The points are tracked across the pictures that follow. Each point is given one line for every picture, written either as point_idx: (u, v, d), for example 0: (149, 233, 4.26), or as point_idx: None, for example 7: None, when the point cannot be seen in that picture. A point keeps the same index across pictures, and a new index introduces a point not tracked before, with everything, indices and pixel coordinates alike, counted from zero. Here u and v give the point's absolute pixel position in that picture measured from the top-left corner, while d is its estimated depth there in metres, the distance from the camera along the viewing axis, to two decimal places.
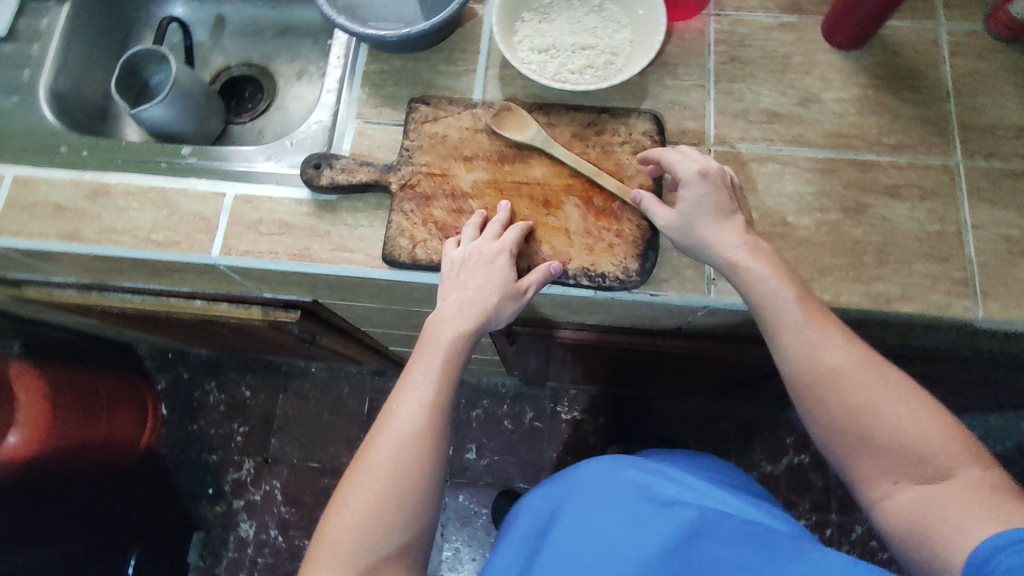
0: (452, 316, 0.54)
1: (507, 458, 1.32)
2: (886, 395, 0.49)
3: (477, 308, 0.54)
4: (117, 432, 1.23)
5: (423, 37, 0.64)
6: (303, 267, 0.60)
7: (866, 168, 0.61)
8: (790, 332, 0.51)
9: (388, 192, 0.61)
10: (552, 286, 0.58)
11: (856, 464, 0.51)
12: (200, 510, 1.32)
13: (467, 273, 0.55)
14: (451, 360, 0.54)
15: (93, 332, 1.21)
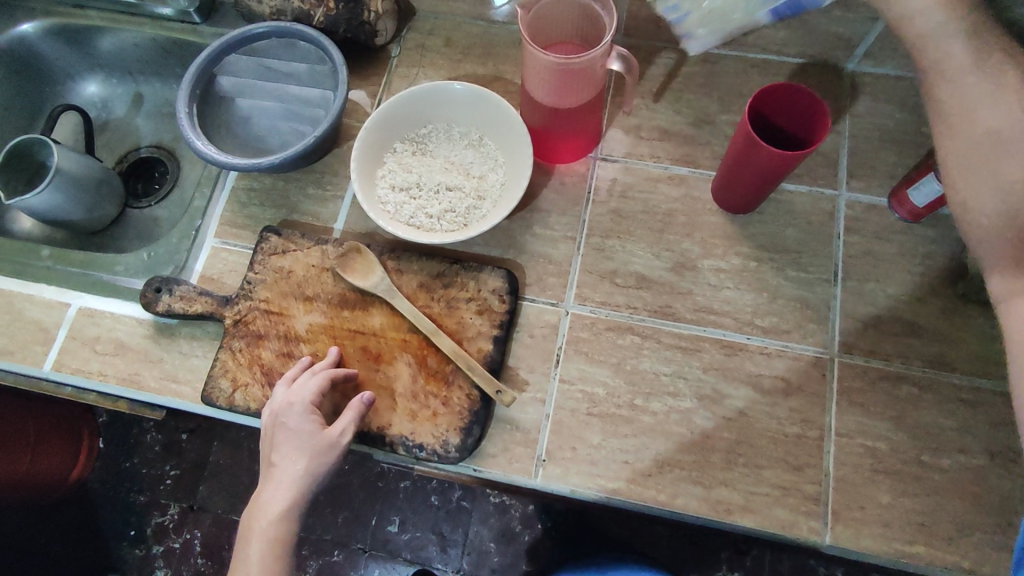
0: (267, 500, 0.50)
1: (428, 535, 1.24)
2: None
3: (288, 484, 0.50)
4: (44, 465, 1.23)
5: (290, 162, 0.62)
6: (130, 393, 0.58)
7: (731, 352, 0.55)
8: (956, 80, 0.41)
9: (223, 324, 0.58)
10: (372, 448, 0.55)
11: (994, 243, 0.40)
12: (120, 551, 1.32)
13: (274, 449, 0.50)
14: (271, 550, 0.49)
15: None
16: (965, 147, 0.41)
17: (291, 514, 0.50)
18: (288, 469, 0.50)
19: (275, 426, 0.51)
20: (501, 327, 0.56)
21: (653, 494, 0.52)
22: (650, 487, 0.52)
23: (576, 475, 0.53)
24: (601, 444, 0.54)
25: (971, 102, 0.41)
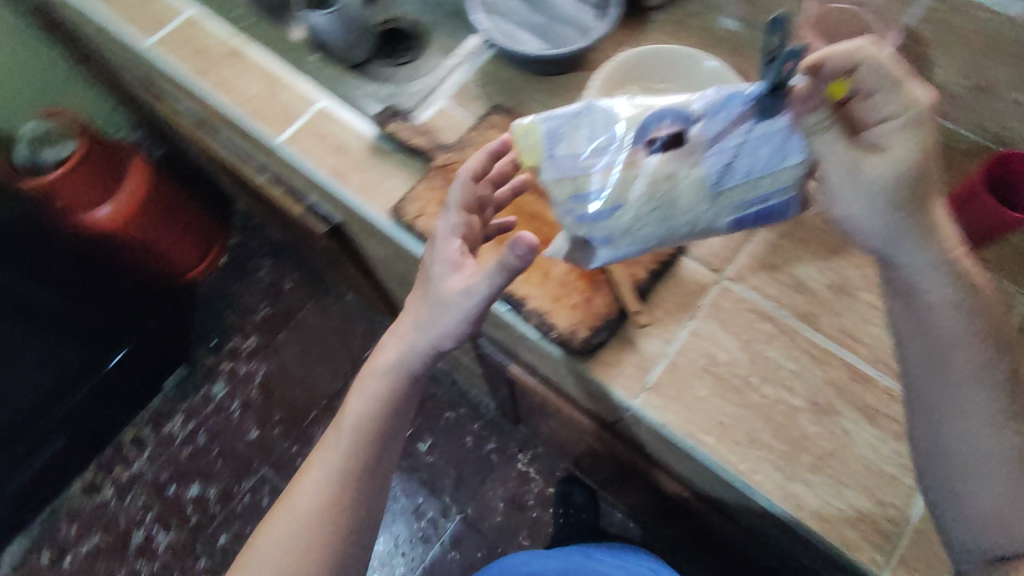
0: (385, 350, 0.62)
1: (449, 467, 1.34)
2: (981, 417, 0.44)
3: (398, 344, 0.61)
4: (179, 252, 1.44)
5: (535, 64, 0.70)
6: (335, 188, 0.68)
7: (859, 379, 0.57)
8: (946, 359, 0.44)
9: (429, 166, 0.67)
10: (508, 311, 0.61)
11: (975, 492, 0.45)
12: (197, 352, 1.48)
13: (415, 305, 0.60)
14: (376, 389, 0.62)
15: (209, 170, 1.46)
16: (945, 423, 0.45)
17: (393, 370, 0.61)
18: (403, 325, 0.61)
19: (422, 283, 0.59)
20: (659, 264, 0.60)
21: (734, 460, 0.55)
22: (734, 453, 0.55)
23: (673, 413, 0.56)
24: (705, 399, 0.57)
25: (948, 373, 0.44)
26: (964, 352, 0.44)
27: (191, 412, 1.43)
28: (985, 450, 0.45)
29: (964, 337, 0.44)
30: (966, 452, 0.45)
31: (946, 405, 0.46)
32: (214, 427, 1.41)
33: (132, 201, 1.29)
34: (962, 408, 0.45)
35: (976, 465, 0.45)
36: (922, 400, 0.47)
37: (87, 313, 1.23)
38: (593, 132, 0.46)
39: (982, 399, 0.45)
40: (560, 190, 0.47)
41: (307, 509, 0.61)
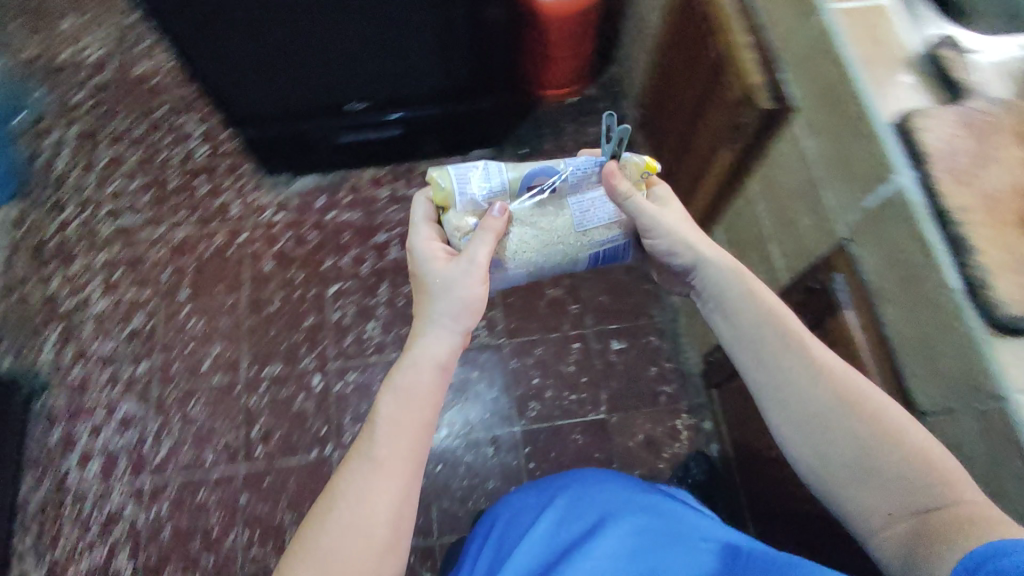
0: (433, 342, 0.77)
1: (622, 376, 1.41)
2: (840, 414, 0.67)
3: (434, 344, 0.77)
4: (556, 69, 1.58)
5: None
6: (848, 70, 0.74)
7: None
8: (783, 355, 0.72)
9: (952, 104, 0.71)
10: (950, 248, 0.65)
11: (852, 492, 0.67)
12: (506, 148, 1.65)
13: (435, 305, 0.78)
14: (419, 377, 0.75)
15: (627, 27, 1.56)
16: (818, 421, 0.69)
17: (435, 354, 0.77)
18: (435, 313, 0.78)
19: (438, 290, 0.78)
20: None
21: None
22: None
23: None
24: None
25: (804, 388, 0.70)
26: (798, 361, 0.71)
27: None
28: (817, 421, 0.69)
29: (800, 344, 0.71)
30: (817, 437, 0.68)
31: (784, 406, 0.71)
32: None
33: (569, 10, 1.39)
34: (808, 405, 0.69)
35: (820, 439, 0.68)
36: (783, 432, 0.72)
37: (500, 67, 1.41)
38: (466, 184, 0.78)
39: (810, 391, 0.69)
40: (454, 231, 0.80)
41: (361, 493, 0.69)
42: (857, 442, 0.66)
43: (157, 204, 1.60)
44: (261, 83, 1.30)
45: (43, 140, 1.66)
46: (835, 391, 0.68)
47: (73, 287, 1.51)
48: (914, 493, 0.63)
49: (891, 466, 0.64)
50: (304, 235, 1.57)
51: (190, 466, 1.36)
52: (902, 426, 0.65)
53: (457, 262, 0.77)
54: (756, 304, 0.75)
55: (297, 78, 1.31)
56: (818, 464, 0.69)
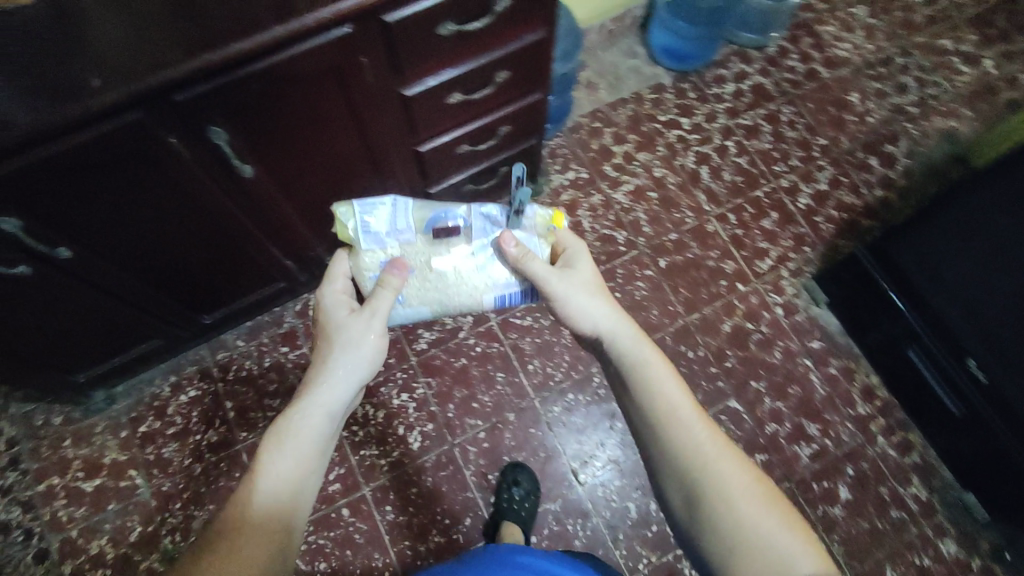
0: (325, 391, 0.78)
1: None
2: (716, 446, 0.71)
3: (324, 389, 0.78)
4: None
5: None
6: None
7: None
8: (653, 370, 0.78)
9: None
10: None
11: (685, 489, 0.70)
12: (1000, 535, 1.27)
13: (335, 353, 0.80)
14: (314, 425, 0.75)
15: None
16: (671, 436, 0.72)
17: (327, 407, 0.77)
18: (326, 347, 0.81)
19: (335, 340, 0.81)
20: None
21: None
22: None
23: None
24: None
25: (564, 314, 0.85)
26: (671, 425, 0.73)
27: (930, 507, 1.30)
28: (661, 418, 0.74)
29: (688, 422, 0.73)
30: (708, 499, 0.68)
31: (676, 466, 0.71)
32: (909, 527, 1.28)
33: None
34: (699, 463, 0.70)
35: (716, 508, 0.67)
36: (681, 486, 0.70)
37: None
38: (395, 228, 0.85)
39: (685, 437, 0.72)
40: (364, 271, 0.85)
41: (253, 535, 0.67)
42: (729, 495, 0.67)
43: (730, 189, 1.57)
44: (964, 265, 1.13)
45: (737, 62, 1.69)
46: (713, 451, 0.71)
47: (623, 163, 1.58)
48: (767, 548, 0.64)
49: (759, 539, 0.65)
50: (771, 343, 1.43)
51: (517, 350, 1.41)
52: (763, 493, 0.68)
53: (350, 312, 0.83)
54: (655, 380, 0.77)
55: (994, 301, 1.11)
56: (700, 517, 0.68)
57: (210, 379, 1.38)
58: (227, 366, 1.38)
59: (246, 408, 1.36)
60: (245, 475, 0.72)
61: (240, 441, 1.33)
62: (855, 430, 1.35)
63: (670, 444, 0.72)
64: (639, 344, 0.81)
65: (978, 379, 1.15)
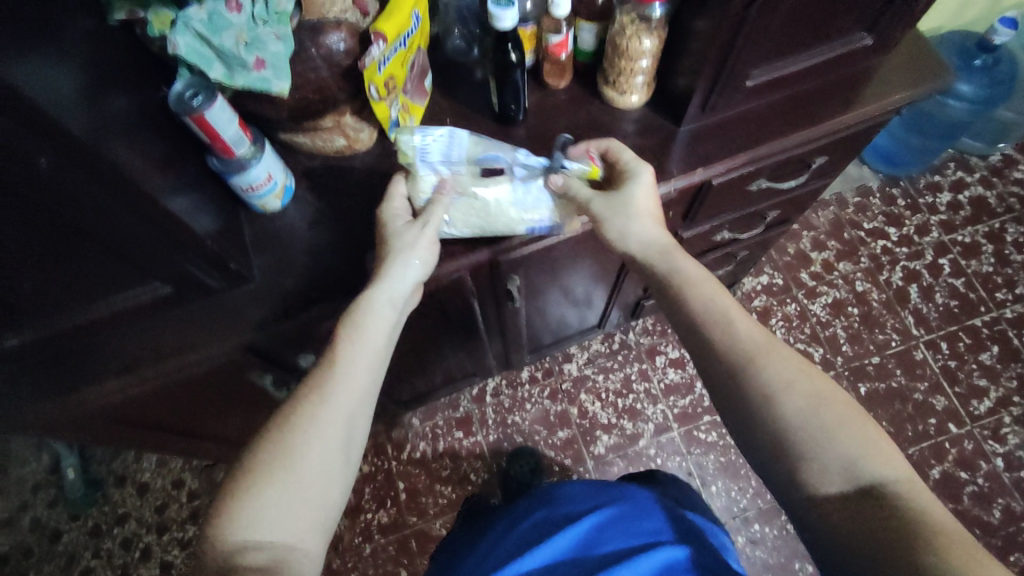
0: (388, 290, 0.61)
1: None
2: (757, 342, 0.55)
3: (389, 286, 0.61)
4: None
5: None
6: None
7: None
8: (683, 270, 0.62)
9: None
10: None
11: (744, 401, 0.54)
12: None
13: (395, 248, 0.61)
14: (372, 332, 0.59)
15: None
16: (714, 330, 0.57)
17: (387, 310, 0.60)
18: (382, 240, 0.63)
19: (396, 241, 0.61)
20: None
21: None
22: None
23: None
24: None
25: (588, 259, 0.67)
26: (717, 334, 0.57)
27: None
28: (697, 321, 0.59)
29: (731, 325, 0.57)
30: (762, 421, 0.53)
31: (727, 383, 0.56)
32: None
33: None
34: (754, 369, 0.54)
35: (777, 414, 0.52)
36: (744, 411, 0.54)
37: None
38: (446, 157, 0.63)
39: (733, 339, 0.56)
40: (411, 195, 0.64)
41: (309, 449, 0.53)
42: (778, 401, 0.52)
43: (943, 313, 1.43)
44: None
45: (954, 170, 1.57)
46: (765, 352, 0.55)
47: (823, 272, 1.48)
48: (858, 452, 0.49)
49: (843, 450, 0.49)
50: (988, 498, 1.28)
51: (700, 468, 1.33)
52: (842, 404, 0.51)
53: (411, 222, 0.63)
54: (694, 287, 0.60)
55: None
56: (759, 424, 0.53)
57: (383, 455, 1.35)
58: (402, 444, 1.36)
59: (417, 492, 1.32)
60: (294, 398, 0.56)
61: (409, 526, 1.29)
62: None
63: (717, 345, 0.57)
64: (680, 261, 0.62)
65: None
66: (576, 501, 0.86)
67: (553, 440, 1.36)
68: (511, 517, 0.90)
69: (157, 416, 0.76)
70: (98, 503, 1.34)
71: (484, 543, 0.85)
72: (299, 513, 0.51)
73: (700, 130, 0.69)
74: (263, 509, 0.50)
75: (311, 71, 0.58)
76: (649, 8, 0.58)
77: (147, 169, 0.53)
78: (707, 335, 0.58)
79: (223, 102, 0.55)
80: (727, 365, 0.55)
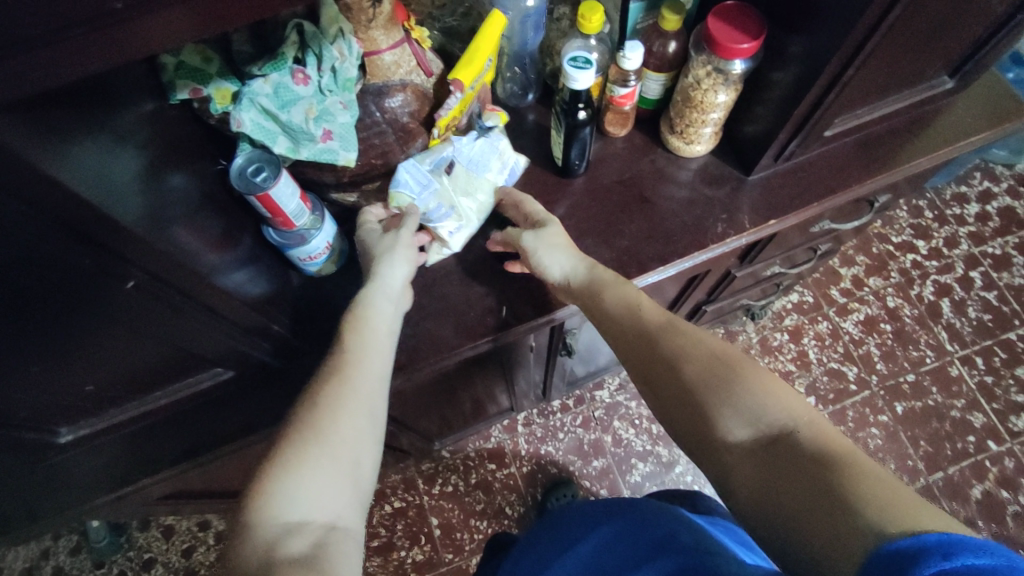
0: (396, 268, 0.56)
1: None
2: (659, 319, 0.55)
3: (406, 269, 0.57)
4: None
5: None
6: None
7: None
8: (592, 272, 0.59)
9: None
10: None
11: (651, 379, 0.53)
12: None
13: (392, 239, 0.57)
14: (381, 309, 0.54)
15: None
16: (611, 309, 0.57)
17: (398, 284, 0.56)
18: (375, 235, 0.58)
19: (379, 250, 0.57)
20: None
21: None
22: None
23: None
24: None
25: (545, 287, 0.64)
26: (637, 349, 0.54)
27: None
28: (598, 313, 0.58)
29: (631, 299, 0.57)
30: (703, 426, 0.48)
31: (666, 403, 0.52)
32: None
33: None
34: (675, 372, 0.51)
35: (689, 388, 0.50)
36: (685, 428, 0.50)
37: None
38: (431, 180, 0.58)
39: (652, 345, 0.53)
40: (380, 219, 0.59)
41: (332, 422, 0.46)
42: (682, 377, 0.50)
43: (977, 328, 1.42)
44: None
45: (981, 179, 1.55)
46: (663, 327, 0.54)
47: (853, 289, 1.46)
48: (769, 407, 0.45)
49: (761, 411, 0.45)
50: None
51: None
52: (759, 380, 0.48)
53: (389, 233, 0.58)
54: (613, 292, 0.57)
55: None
56: (678, 410, 0.50)
57: (414, 490, 1.32)
58: (433, 478, 1.33)
59: (452, 527, 1.29)
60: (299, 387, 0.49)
61: (444, 564, 1.26)
62: None
63: (620, 327, 0.56)
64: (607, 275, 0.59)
65: None
66: (573, 527, 0.70)
67: (587, 470, 1.33)
68: (521, 546, 0.77)
69: (202, 476, 0.73)
70: (123, 548, 1.30)
71: (507, 561, 0.76)
72: (331, 488, 0.43)
73: (771, 177, 0.67)
74: (296, 490, 0.41)
75: (375, 137, 0.55)
76: (728, 62, 0.57)
77: (210, 243, 0.50)
78: (613, 317, 0.57)
79: (287, 176, 0.52)
80: (636, 344, 0.55)
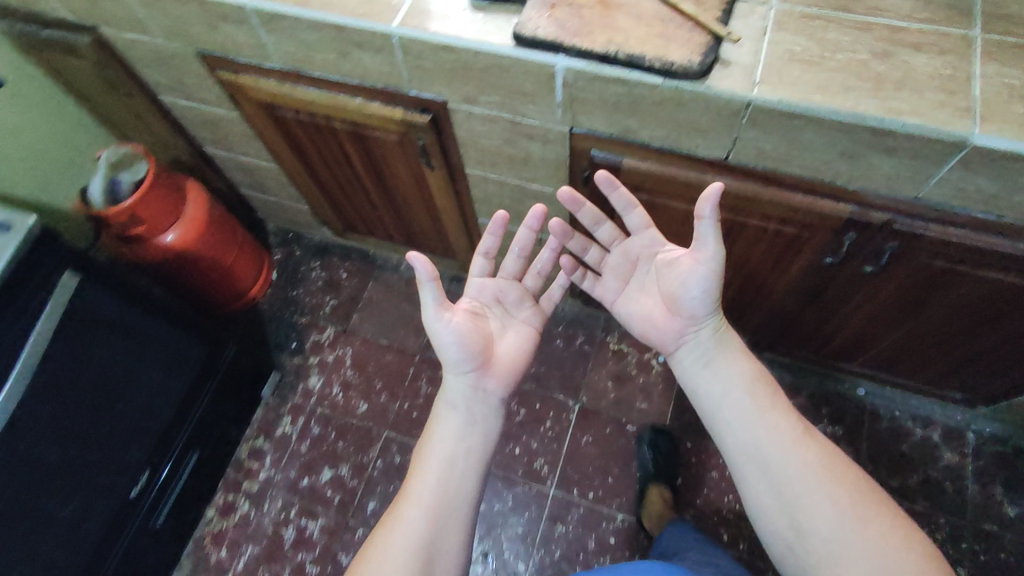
0: (500, 374, 0.82)
1: (552, 370, 1.46)
2: (804, 428, 0.73)
3: (504, 346, 0.85)
4: (240, 272, 1.47)
5: None
6: (478, 44, 0.81)
7: (898, 31, 0.76)
8: (736, 365, 0.78)
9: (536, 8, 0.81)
10: (603, 68, 0.78)
11: (775, 453, 0.71)
12: (281, 358, 1.52)
13: (449, 380, 0.81)
14: (472, 454, 0.77)
15: (260, 176, 1.44)
16: (752, 396, 0.75)
17: (491, 380, 0.82)
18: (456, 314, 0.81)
19: (446, 380, 0.82)
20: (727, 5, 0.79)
21: (835, 96, 0.73)
22: (834, 94, 0.73)
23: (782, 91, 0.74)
24: (802, 75, 0.75)
25: (624, 300, 0.87)
26: (745, 422, 0.74)
27: (298, 411, 1.46)
28: (730, 394, 0.76)
29: (764, 406, 0.74)
30: (805, 499, 0.69)
31: (775, 486, 0.70)
32: (325, 415, 1.44)
33: (195, 223, 1.30)
34: (782, 466, 0.70)
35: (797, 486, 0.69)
36: (800, 516, 0.68)
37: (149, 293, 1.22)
38: None
39: (760, 436, 0.72)
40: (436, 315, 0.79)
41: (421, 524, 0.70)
42: (813, 485, 0.69)
43: None
44: (61, 534, 1.04)
45: None
46: (795, 436, 0.72)
47: None
48: (874, 549, 0.65)
49: (874, 535, 0.65)
50: None
51: None
52: (869, 514, 0.67)
53: (453, 340, 0.79)
54: (734, 371, 0.77)
55: (71, 498, 1.04)
56: (797, 505, 0.69)
57: None
58: None
59: None
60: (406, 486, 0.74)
61: None
62: (267, 504, 1.37)
63: (771, 414, 0.74)
64: (739, 365, 0.78)
65: (144, 482, 1.19)
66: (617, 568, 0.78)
67: None
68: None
69: None
70: None
71: None
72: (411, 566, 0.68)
73: None
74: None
75: None
76: None
77: None
78: (753, 413, 0.74)
79: None
80: (777, 444, 0.72)
